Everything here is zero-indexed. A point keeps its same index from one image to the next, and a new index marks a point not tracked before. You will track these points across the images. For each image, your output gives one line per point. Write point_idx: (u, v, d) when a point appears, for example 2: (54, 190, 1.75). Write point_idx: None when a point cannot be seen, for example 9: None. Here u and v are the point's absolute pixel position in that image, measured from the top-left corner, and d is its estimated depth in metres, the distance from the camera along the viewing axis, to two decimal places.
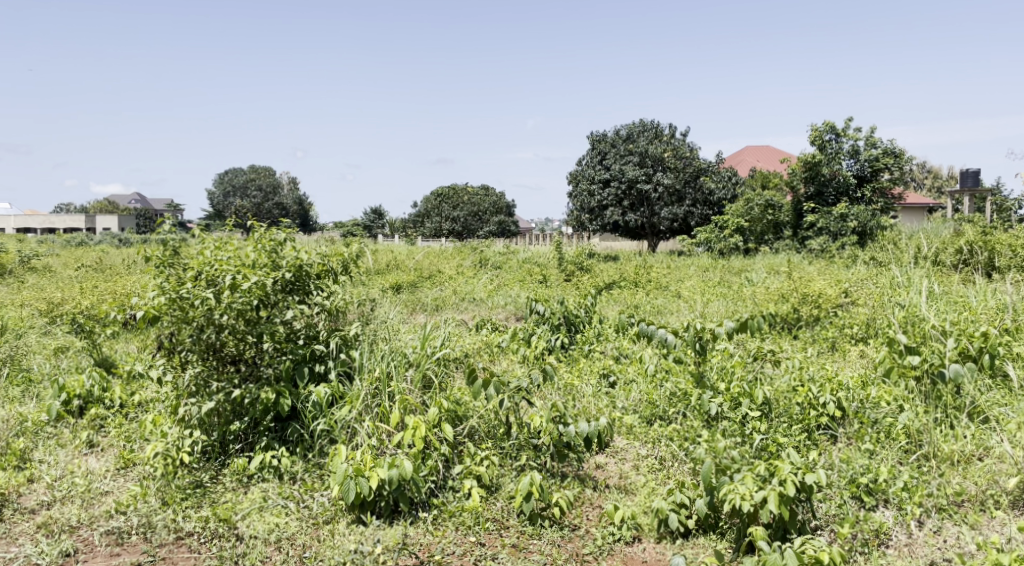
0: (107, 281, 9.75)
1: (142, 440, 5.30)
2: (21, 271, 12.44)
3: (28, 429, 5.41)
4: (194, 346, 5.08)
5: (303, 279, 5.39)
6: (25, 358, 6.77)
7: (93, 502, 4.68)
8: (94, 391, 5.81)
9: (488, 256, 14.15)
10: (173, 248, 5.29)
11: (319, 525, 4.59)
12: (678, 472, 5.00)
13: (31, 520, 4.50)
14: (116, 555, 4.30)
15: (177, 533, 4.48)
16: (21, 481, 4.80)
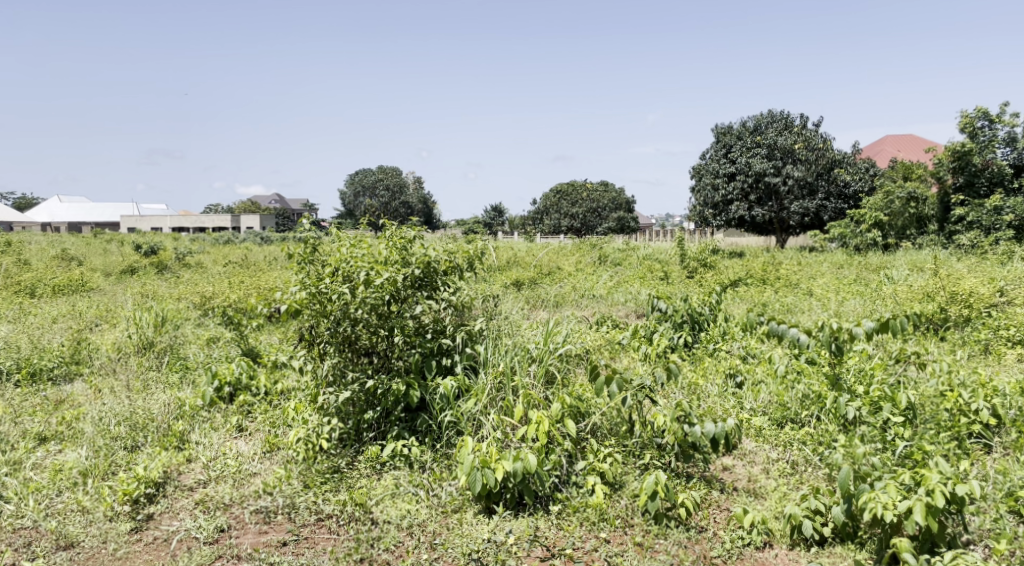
0: (251, 277, 10.41)
1: (285, 426, 5.63)
2: (178, 267, 13.45)
3: (186, 413, 5.85)
4: (332, 339, 5.36)
5: (431, 275, 5.56)
6: (182, 347, 7.34)
7: (243, 482, 5.02)
8: (242, 378, 6.24)
9: (609, 253, 14.07)
10: (313, 245, 5.58)
11: (448, 513, 4.73)
12: (812, 478, 4.82)
13: (190, 497, 4.87)
14: (264, 533, 4.59)
15: (317, 515, 4.73)
16: (181, 460, 5.20)
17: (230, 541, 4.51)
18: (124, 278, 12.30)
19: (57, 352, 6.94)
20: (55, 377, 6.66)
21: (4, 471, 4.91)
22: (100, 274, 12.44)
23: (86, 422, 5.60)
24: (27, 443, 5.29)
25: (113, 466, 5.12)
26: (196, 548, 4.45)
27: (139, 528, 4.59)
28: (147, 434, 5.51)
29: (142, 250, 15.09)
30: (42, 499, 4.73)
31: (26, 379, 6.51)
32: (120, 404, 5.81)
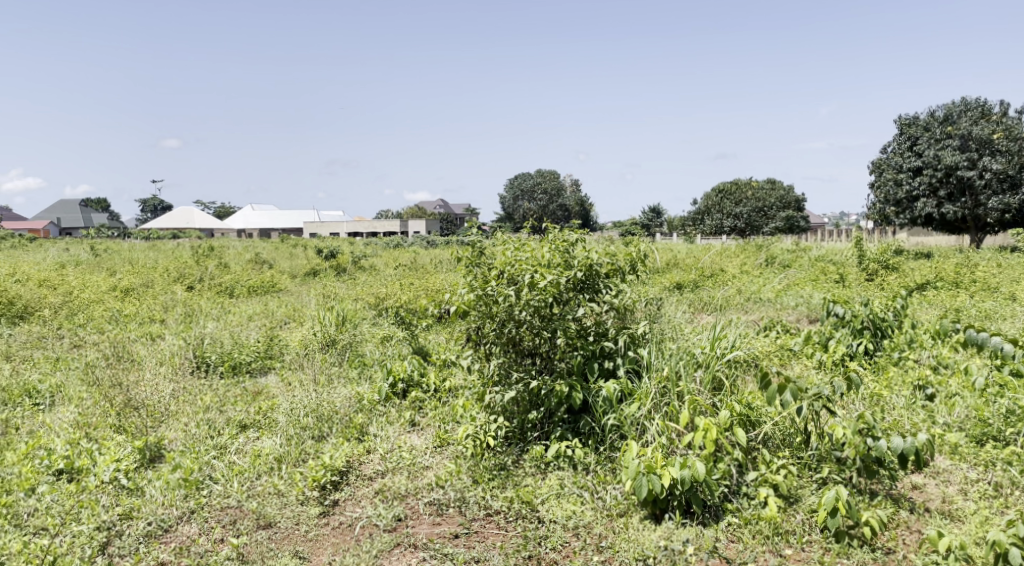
0: (422, 279, 10.88)
1: (455, 423, 5.85)
2: (354, 270, 14.31)
3: (364, 407, 6.20)
4: (497, 340, 5.50)
5: (593, 277, 5.53)
6: (361, 345, 7.80)
7: (418, 474, 5.25)
8: (414, 376, 6.54)
9: (778, 254, 13.47)
10: (480, 248, 5.73)
11: (614, 517, 4.71)
12: (1020, 502, 4.39)
13: (370, 486, 5.16)
14: (438, 524, 4.78)
15: (486, 510, 4.86)
16: (361, 451, 5.51)
17: (407, 530, 4.72)
18: (307, 280, 13.24)
19: (253, 348, 7.58)
20: (252, 370, 7.27)
21: (212, 454, 5.41)
22: (287, 276, 13.46)
23: (279, 412, 6.06)
24: (230, 430, 5.80)
25: (303, 454, 5.51)
26: (377, 534, 4.69)
27: (326, 513, 4.91)
28: (331, 425, 5.89)
29: (323, 254, 16.21)
30: (245, 481, 5.15)
31: (229, 371, 7.16)
32: (308, 397, 6.24)
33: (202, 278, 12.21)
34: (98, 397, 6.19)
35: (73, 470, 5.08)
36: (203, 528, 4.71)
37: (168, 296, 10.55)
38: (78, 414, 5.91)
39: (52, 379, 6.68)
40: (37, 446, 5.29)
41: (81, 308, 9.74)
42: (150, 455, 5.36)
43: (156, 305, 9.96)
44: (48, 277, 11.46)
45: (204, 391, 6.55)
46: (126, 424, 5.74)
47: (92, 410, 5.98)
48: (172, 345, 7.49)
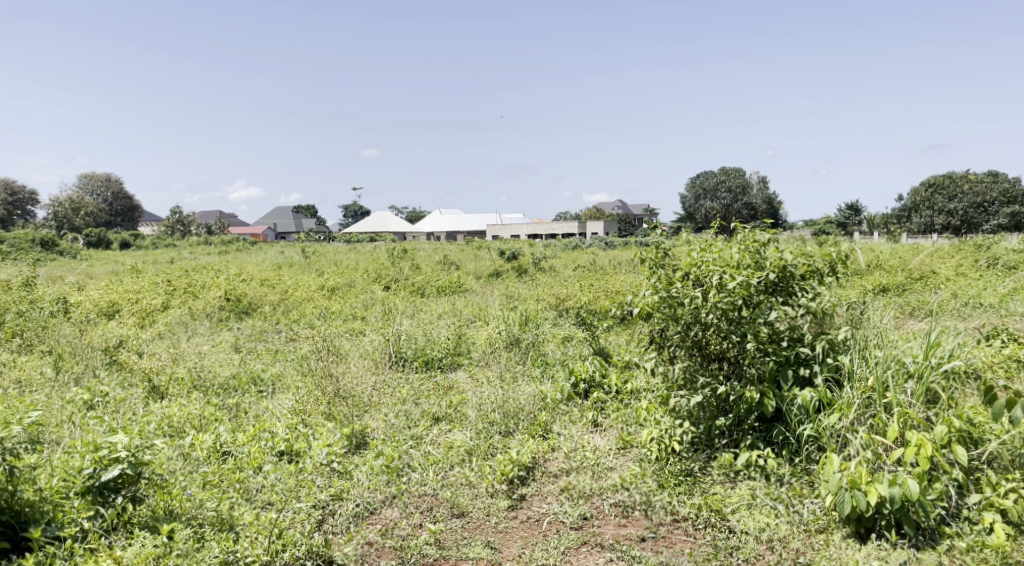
0: (602, 280, 10.89)
1: (638, 425, 5.81)
2: (536, 271, 14.59)
3: (548, 405, 6.31)
4: (682, 343, 5.40)
5: (787, 280, 5.26)
6: (543, 344, 7.95)
7: (602, 475, 5.26)
8: (596, 376, 6.57)
9: (999, 254, 12.18)
10: (664, 249, 5.63)
11: (812, 533, 4.49)
12: None
13: (555, 483, 5.24)
14: (623, 526, 4.77)
15: (673, 515, 4.79)
16: (546, 448, 5.62)
17: (594, 529, 4.75)
18: (491, 281, 13.66)
19: (443, 344, 7.93)
20: (442, 365, 7.62)
21: (410, 443, 5.74)
22: (472, 276, 13.97)
23: (469, 406, 6.31)
24: (425, 421, 6.11)
25: (492, 449, 5.71)
26: (564, 531, 4.77)
27: (515, 506, 5.05)
28: (517, 422, 6.05)
29: (506, 255, 16.66)
30: (439, 470, 5.42)
31: (422, 366, 7.56)
32: (496, 393, 6.45)
33: (397, 278, 12.95)
34: (311, 386, 6.76)
35: (292, 453, 5.57)
36: (403, 513, 4.99)
37: (367, 295, 11.30)
38: (294, 400, 6.47)
39: (272, 369, 7.37)
40: (262, 429, 5.84)
41: (293, 305, 10.66)
42: (355, 442, 5.79)
43: (357, 303, 10.70)
44: (267, 277, 12.65)
45: (401, 384, 6.96)
46: (334, 412, 6.23)
47: (306, 398, 6.53)
48: (372, 341, 8.02)
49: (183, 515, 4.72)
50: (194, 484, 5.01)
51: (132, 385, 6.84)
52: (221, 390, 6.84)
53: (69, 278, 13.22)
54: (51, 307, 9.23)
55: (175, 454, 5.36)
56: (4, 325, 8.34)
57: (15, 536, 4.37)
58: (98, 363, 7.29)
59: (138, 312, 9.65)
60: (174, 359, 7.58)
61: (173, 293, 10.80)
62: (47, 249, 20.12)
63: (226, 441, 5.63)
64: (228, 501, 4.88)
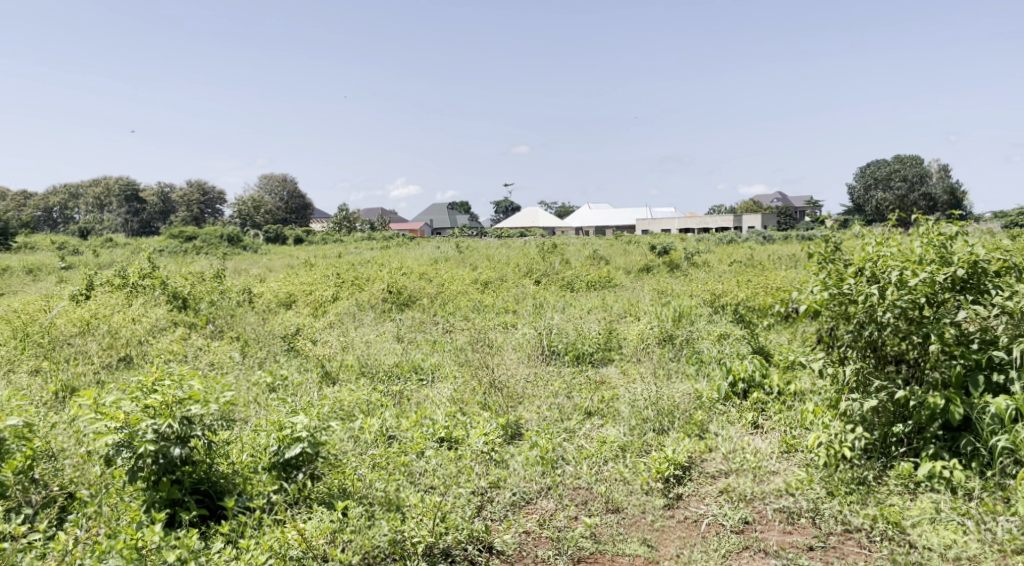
0: (761, 275, 10.45)
1: (803, 429, 5.55)
2: (689, 266, 14.26)
3: (704, 403, 6.15)
4: (854, 343, 5.09)
5: (978, 277, 4.84)
6: (698, 341, 7.75)
7: (764, 479, 5.07)
8: (755, 376, 6.30)
9: None
10: (834, 243, 5.32)
11: (1007, 554, 4.14)
12: None
13: (714, 485, 5.10)
14: (789, 533, 4.58)
15: (845, 525, 4.55)
16: (703, 448, 5.47)
17: (756, 534, 4.60)
18: (643, 276, 13.47)
19: (594, 339, 7.90)
20: (594, 360, 7.61)
21: (564, 436, 5.78)
22: (623, 272, 13.85)
23: (622, 402, 6.26)
24: (578, 415, 6.13)
25: (646, 446, 5.64)
26: (724, 534, 4.64)
27: (671, 506, 4.96)
28: (673, 420, 5.94)
29: (657, 250, 16.39)
30: (593, 465, 5.42)
31: (573, 360, 7.57)
32: (649, 390, 6.37)
33: (548, 273, 13.07)
34: (468, 376, 6.96)
35: (451, 439, 5.76)
36: (560, 505, 5.04)
37: (520, 289, 11.47)
38: (452, 390, 6.67)
39: (431, 358, 7.66)
40: (423, 416, 6.08)
41: (449, 298, 11.00)
42: (510, 433, 5.90)
43: (510, 297, 10.89)
44: (425, 270, 13.13)
45: (554, 377, 7.02)
46: (490, 402, 6.38)
47: (464, 387, 6.73)
48: (525, 334, 8.14)
49: (355, 493, 5.00)
50: (364, 465, 5.29)
51: (307, 371, 7.33)
52: (386, 377, 7.18)
53: (252, 271, 14.36)
54: (237, 297, 10.06)
55: (346, 436, 5.68)
56: (199, 312, 9.19)
57: (212, 505, 4.80)
58: (278, 349, 7.86)
59: (311, 303, 10.32)
60: (343, 347, 8.04)
61: (342, 286, 11.45)
62: (232, 244, 21.91)
63: (391, 426, 5.90)
64: (394, 483, 5.11)
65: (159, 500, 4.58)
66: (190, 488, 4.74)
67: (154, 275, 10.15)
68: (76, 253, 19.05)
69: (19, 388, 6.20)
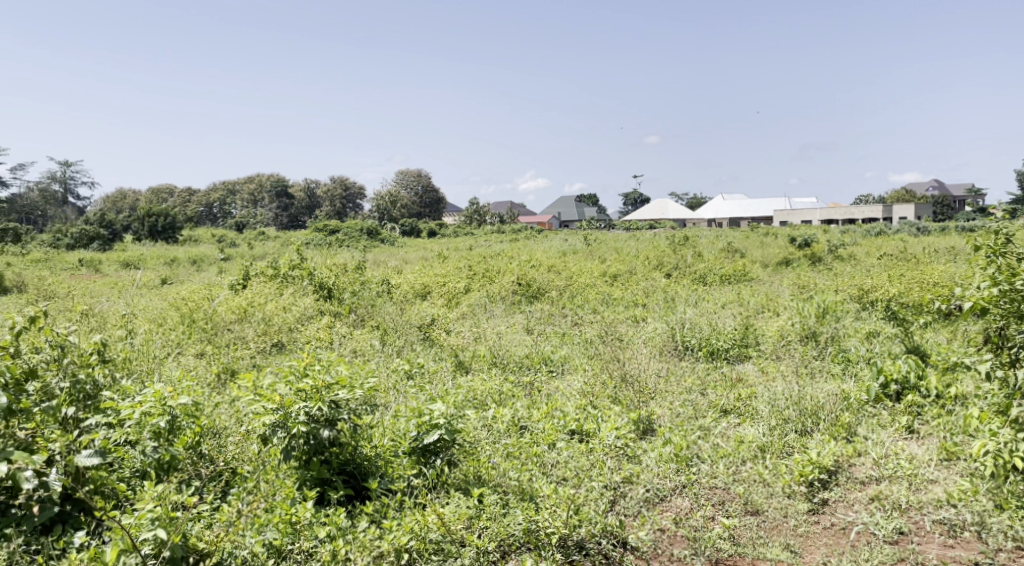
0: (914, 270, 9.81)
1: (966, 436, 5.19)
2: (833, 259, 13.56)
3: (852, 405, 5.83)
4: None
5: None
6: (844, 339, 7.34)
7: (921, 487, 4.78)
8: (910, 378, 5.92)
9: None
10: (1006, 236, 4.84)
11: None
12: None
13: (863, 491, 4.85)
14: (950, 547, 4.33)
15: (1015, 541, 4.28)
16: (851, 452, 5.19)
17: (913, 546, 4.37)
18: (781, 270, 12.93)
19: (730, 334, 7.65)
20: (730, 356, 7.37)
21: (699, 434, 5.62)
22: (760, 265, 13.36)
23: (761, 401, 6.03)
24: (714, 413, 5.96)
25: (788, 447, 5.42)
26: (877, 544, 4.43)
27: (816, 511, 4.76)
28: (817, 421, 5.68)
29: (797, 242, 15.69)
30: (730, 464, 5.25)
31: (708, 356, 7.36)
32: (789, 388, 6.10)
33: (679, 266, 12.79)
34: (599, 369, 6.92)
35: (582, 432, 5.75)
36: (696, 504, 4.92)
37: (651, 282, 11.29)
38: (583, 382, 6.65)
39: (561, 351, 7.66)
40: (554, 407, 6.09)
41: (578, 291, 10.98)
42: (642, 428, 5.82)
43: (639, 290, 10.74)
44: (554, 263, 13.18)
45: (687, 373, 6.86)
46: (621, 397, 6.31)
47: (594, 380, 6.69)
48: (657, 327, 8.00)
49: (489, 481, 5.09)
50: (497, 454, 5.36)
51: (442, 359, 7.52)
52: (517, 368, 7.26)
53: (390, 263, 14.87)
54: (376, 287, 10.45)
55: (480, 425, 5.78)
56: (343, 302, 9.62)
57: (358, 485, 5.01)
58: (414, 339, 8.12)
59: (445, 294, 10.58)
60: (476, 338, 8.20)
61: (474, 278, 11.66)
62: (371, 237, 22.79)
63: (523, 416, 5.95)
64: (527, 472, 5.16)
65: (310, 479, 4.86)
66: (337, 469, 5.00)
67: (302, 266, 10.72)
68: (233, 246, 20.44)
69: (187, 368, 6.71)
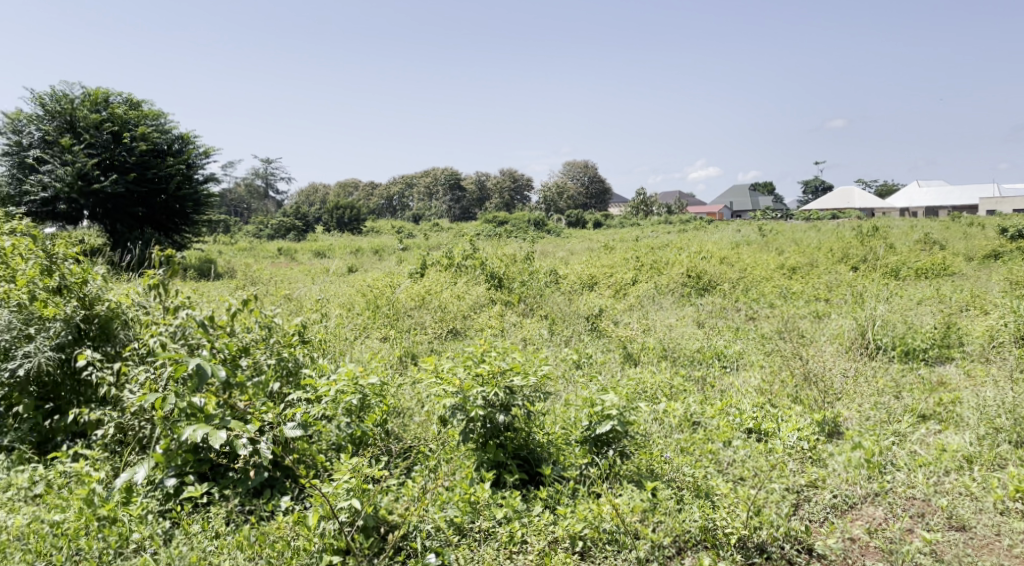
0: None
1: None
2: None
3: None
4: None
5: None
6: None
7: None
8: None
9: None
10: None
11: None
12: None
13: None
14: None
15: None
16: None
17: None
18: (988, 264, 11.76)
19: (928, 333, 7.05)
20: (928, 358, 6.80)
21: (893, 439, 5.23)
22: (962, 258, 12.22)
23: (966, 407, 5.53)
24: (910, 418, 5.53)
25: (1000, 460, 4.94)
26: None
27: None
28: None
29: (1007, 232, 14.19)
30: (931, 474, 4.85)
31: (902, 356, 6.83)
32: (1000, 394, 5.53)
33: (867, 259, 11.94)
34: (779, 366, 6.61)
35: (760, 431, 5.52)
36: (892, 514, 4.60)
37: (834, 276, 10.65)
38: (760, 379, 6.37)
39: (735, 345, 7.39)
40: (729, 404, 5.89)
41: (754, 283, 10.55)
42: (828, 430, 5.51)
43: (821, 284, 10.14)
44: (726, 255, 12.73)
45: (877, 373, 6.39)
46: (803, 396, 6.00)
47: (773, 377, 6.39)
48: (842, 323, 7.52)
49: (662, 476, 5.00)
50: (670, 449, 5.25)
51: (610, 351, 7.48)
52: (688, 362, 7.09)
53: (558, 254, 14.97)
54: (544, 277, 10.56)
55: (651, 417, 5.69)
56: (512, 291, 9.82)
57: (530, 470, 5.09)
58: (583, 329, 8.15)
59: (613, 285, 10.51)
60: (645, 330, 8.09)
61: (642, 269, 11.50)
62: (539, 228, 23.09)
63: (696, 412, 5.80)
64: (702, 469, 5.02)
65: (487, 461, 5.01)
66: (512, 453, 5.11)
67: (475, 256, 11.04)
68: (410, 236, 21.48)
69: (373, 350, 7.12)
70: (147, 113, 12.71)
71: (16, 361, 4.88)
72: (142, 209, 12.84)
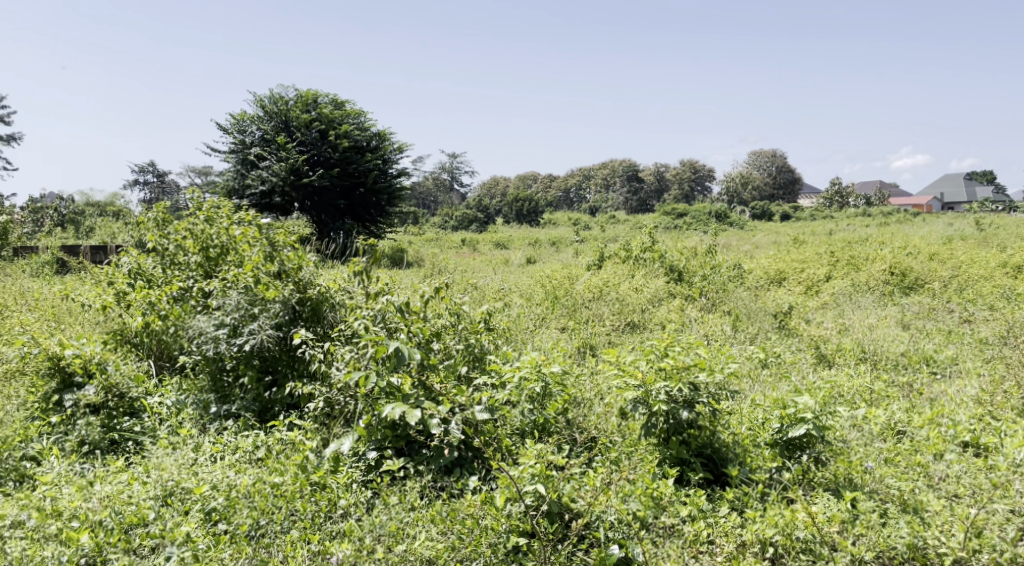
0: None
1: None
2: None
3: None
4: None
5: None
6: None
7: None
8: None
9: None
10: None
11: None
12: None
13: None
14: None
15: None
16: None
17: None
18: None
19: None
20: None
21: None
22: None
23: None
24: None
25: None
26: None
27: None
28: None
29: None
30: None
31: None
32: None
33: None
34: (1001, 376, 5.96)
35: (978, 446, 5.01)
36: None
37: None
38: (979, 389, 5.78)
39: (947, 350, 6.76)
40: (941, 413, 5.38)
41: (970, 282, 9.58)
42: None
43: None
44: (935, 250, 11.65)
45: None
46: None
47: (995, 388, 5.77)
48: None
49: (863, 487, 4.68)
50: (872, 458, 4.91)
51: (801, 351, 7.10)
52: (891, 367, 6.57)
53: (742, 247, 14.42)
54: (729, 271, 10.19)
55: (848, 423, 5.33)
56: (693, 285, 9.58)
57: (716, 470, 4.94)
58: (770, 327, 7.79)
59: (804, 281, 9.96)
60: (841, 330, 7.59)
61: (837, 265, 10.79)
62: (721, 220, 22.34)
63: (901, 420, 5.37)
64: (910, 482, 4.66)
65: (670, 458, 4.92)
66: (696, 450, 4.97)
67: (654, 248, 10.87)
68: (588, 228, 21.54)
69: (554, 340, 7.21)
70: (350, 112, 13.61)
71: (243, 338, 5.41)
72: (344, 201, 13.82)
